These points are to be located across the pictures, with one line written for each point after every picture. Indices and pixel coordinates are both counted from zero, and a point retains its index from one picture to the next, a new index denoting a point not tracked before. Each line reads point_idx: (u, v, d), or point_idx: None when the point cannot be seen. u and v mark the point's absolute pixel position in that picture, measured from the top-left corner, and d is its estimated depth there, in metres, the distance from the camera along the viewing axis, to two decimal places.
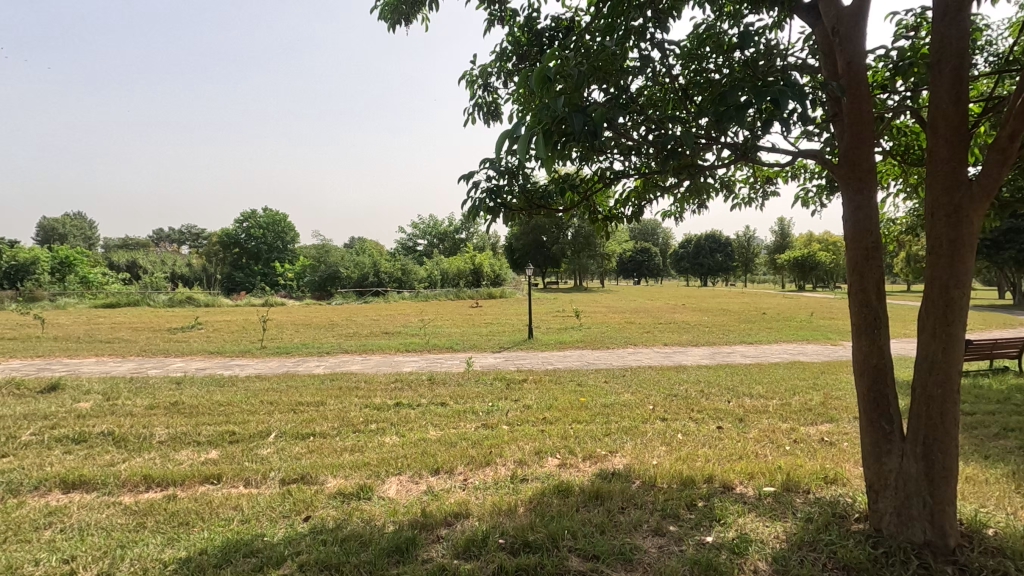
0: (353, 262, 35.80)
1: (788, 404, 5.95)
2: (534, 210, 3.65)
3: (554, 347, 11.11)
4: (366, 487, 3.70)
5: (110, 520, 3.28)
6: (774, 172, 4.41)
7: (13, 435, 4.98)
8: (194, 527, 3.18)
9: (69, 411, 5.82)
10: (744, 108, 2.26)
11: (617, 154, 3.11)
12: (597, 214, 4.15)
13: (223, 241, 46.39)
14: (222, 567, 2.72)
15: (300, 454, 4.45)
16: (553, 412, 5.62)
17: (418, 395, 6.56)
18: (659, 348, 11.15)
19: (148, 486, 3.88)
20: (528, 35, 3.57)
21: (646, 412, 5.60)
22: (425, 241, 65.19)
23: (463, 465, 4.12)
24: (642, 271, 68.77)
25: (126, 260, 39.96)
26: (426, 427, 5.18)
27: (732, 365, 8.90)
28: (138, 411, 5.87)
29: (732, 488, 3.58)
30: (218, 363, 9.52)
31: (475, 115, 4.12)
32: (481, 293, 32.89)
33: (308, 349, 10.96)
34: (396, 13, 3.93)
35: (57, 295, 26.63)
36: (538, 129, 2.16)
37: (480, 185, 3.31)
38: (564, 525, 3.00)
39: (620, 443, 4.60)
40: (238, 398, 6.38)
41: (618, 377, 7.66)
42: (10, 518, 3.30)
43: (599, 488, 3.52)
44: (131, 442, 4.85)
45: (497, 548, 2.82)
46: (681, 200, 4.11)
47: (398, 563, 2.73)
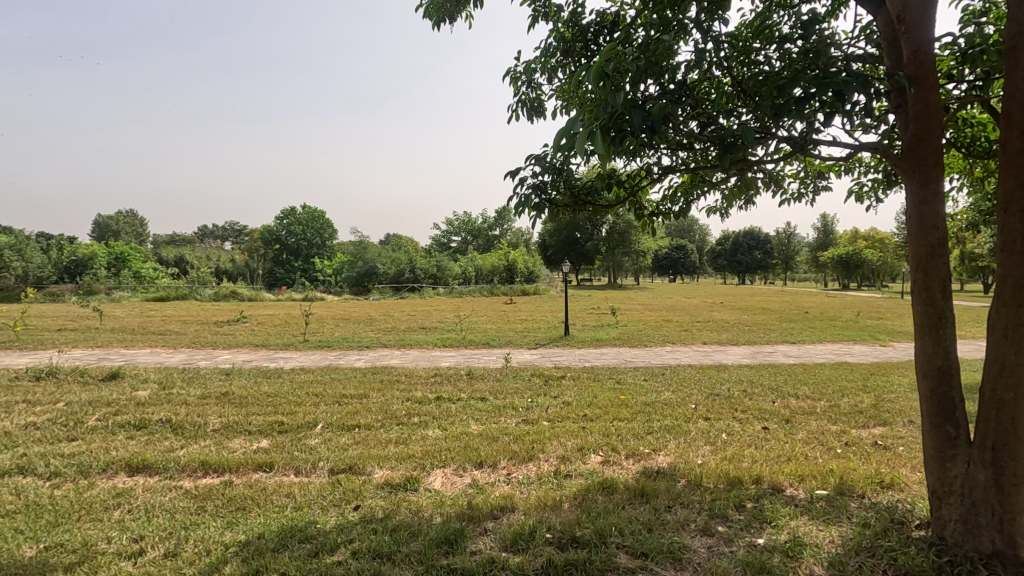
0: (389, 258, 36.48)
1: (837, 406, 5.77)
2: (579, 206, 3.66)
3: (591, 344, 11.07)
4: (412, 478, 3.77)
5: (173, 503, 3.44)
6: (827, 166, 4.26)
7: (80, 420, 5.27)
8: (251, 512, 3.31)
9: (129, 399, 6.12)
10: (804, 101, 2.21)
11: (667, 148, 3.08)
12: (643, 211, 4.11)
13: (265, 238, 47.93)
14: (280, 552, 2.82)
15: (347, 445, 4.55)
16: (593, 410, 5.59)
17: (458, 389, 6.63)
18: (697, 346, 10.97)
19: (206, 472, 4.06)
20: (573, 31, 3.54)
21: (688, 411, 5.52)
22: (459, 238, 65.84)
23: (506, 460, 4.16)
24: (677, 268, 67.69)
25: (175, 256, 41.58)
26: (468, 421, 5.24)
27: (775, 365, 8.68)
28: (192, 400, 6.13)
29: (782, 490, 3.50)
30: (264, 356, 9.84)
31: (519, 112, 4.17)
32: (515, 291, 32.97)
33: (349, 343, 11.18)
34: (440, 12, 4.00)
35: (113, 288, 28.04)
36: (596, 126, 2.17)
37: (526, 181, 3.33)
38: (610, 521, 2.99)
39: (663, 441, 4.54)
40: (285, 390, 6.59)
41: (657, 375, 7.56)
42: (83, 497, 3.51)
43: (644, 486, 3.50)
44: (187, 429, 5.07)
45: (545, 543, 2.84)
46: (729, 196, 4.03)
47: (447, 554, 2.78)
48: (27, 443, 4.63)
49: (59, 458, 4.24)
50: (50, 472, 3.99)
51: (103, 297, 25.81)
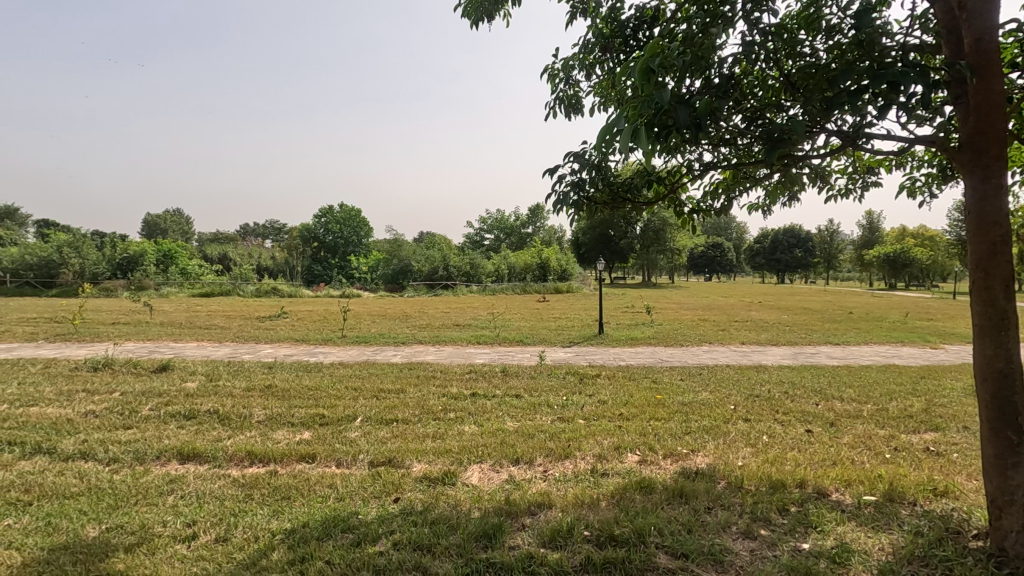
0: (424, 256, 36.92)
1: (884, 410, 5.57)
2: (618, 203, 3.62)
3: (626, 343, 10.99)
4: (450, 473, 3.82)
5: (223, 490, 3.58)
6: (877, 160, 4.09)
7: (135, 409, 5.54)
8: (296, 501, 3.41)
9: (178, 390, 6.39)
10: (858, 93, 2.14)
11: (710, 145, 3.03)
12: (683, 209, 4.06)
13: (304, 236, 49.23)
14: (324, 540, 2.90)
15: (385, 438, 4.65)
16: (629, 409, 5.55)
17: (493, 386, 6.68)
18: (736, 346, 10.76)
19: (252, 461, 4.21)
20: (611, 27, 3.52)
21: (728, 411, 5.41)
22: (491, 236, 66.19)
23: (543, 457, 4.17)
24: (713, 266, 66.32)
25: (220, 252, 43.12)
26: (504, 418, 5.26)
27: (817, 366, 8.43)
28: (238, 392, 6.36)
29: (827, 494, 3.40)
30: (304, 351, 10.14)
31: (556, 110, 4.19)
32: (548, 287, 32.94)
33: (385, 339, 11.38)
34: (479, 11, 4.04)
35: (161, 284, 29.24)
36: (640, 122, 2.14)
37: (565, 179, 3.33)
38: (650, 521, 2.97)
39: (701, 442, 4.47)
40: (325, 384, 6.77)
41: (694, 375, 7.43)
42: (140, 482, 3.69)
43: (682, 487, 3.45)
44: (233, 420, 5.26)
45: (583, 540, 2.84)
46: (772, 192, 3.93)
47: (486, 548, 2.81)
48: (88, 430, 4.88)
49: (116, 444, 4.47)
50: (109, 457, 4.21)
51: (153, 292, 26.95)
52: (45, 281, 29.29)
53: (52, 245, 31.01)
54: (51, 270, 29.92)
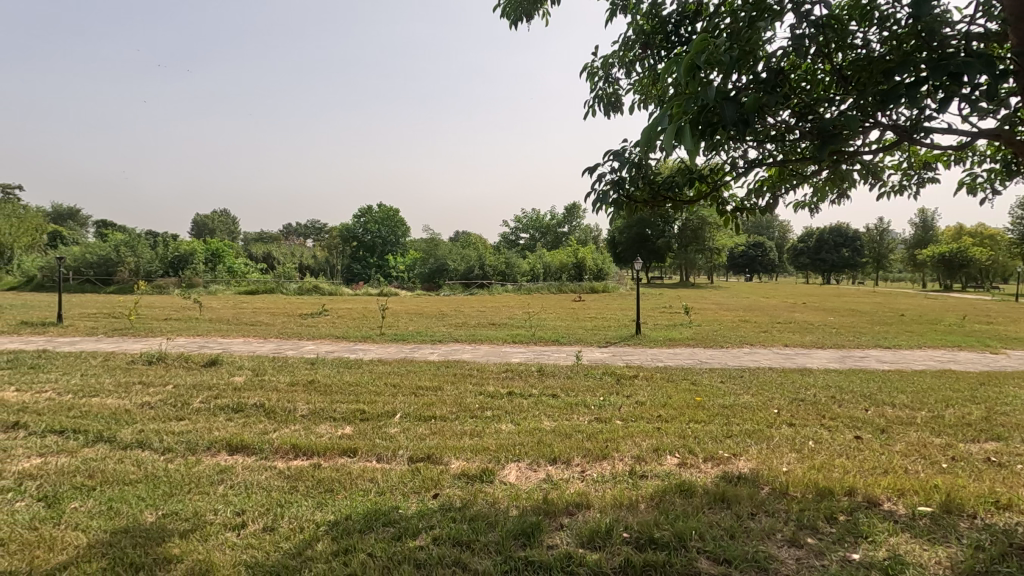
0: (460, 255, 37.23)
1: (939, 417, 5.31)
2: (658, 201, 3.59)
3: (663, 344, 10.82)
4: (488, 470, 3.85)
5: (270, 481, 3.71)
6: (934, 156, 3.91)
7: (187, 402, 5.79)
8: (339, 494, 3.50)
9: (227, 384, 6.64)
10: (916, 86, 2.06)
11: (755, 142, 2.96)
12: (726, 207, 3.98)
13: (343, 236, 50.40)
14: (366, 533, 2.97)
15: (424, 435, 4.72)
16: (668, 410, 5.46)
17: (529, 385, 6.69)
18: (779, 349, 10.45)
19: (297, 454, 4.34)
20: (652, 23, 3.48)
21: (771, 415, 5.26)
22: (527, 235, 66.28)
23: (580, 457, 4.15)
24: (754, 266, 64.55)
25: (264, 251, 44.58)
26: (540, 417, 5.27)
27: (866, 370, 8.10)
28: (283, 387, 6.57)
29: (878, 504, 3.27)
30: (345, 347, 10.38)
31: (596, 109, 4.19)
32: (584, 287, 32.68)
33: (422, 337, 11.55)
34: (518, 10, 4.05)
35: (210, 282, 30.44)
36: (685, 119, 2.11)
37: (605, 177, 3.32)
38: (690, 525, 2.92)
39: (744, 446, 4.37)
40: (365, 380, 6.92)
41: (735, 377, 7.26)
42: (192, 472, 3.86)
43: (724, 491, 3.38)
44: (278, 414, 5.43)
45: (622, 541, 2.82)
46: (820, 189, 3.81)
47: (524, 546, 2.82)
48: (144, 420, 5.13)
49: (170, 435, 4.68)
50: (163, 447, 4.41)
51: (201, 290, 28.11)
52: (103, 278, 30.95)
53: (110, 245, 32.72)
54: (109, 269, 31.59)
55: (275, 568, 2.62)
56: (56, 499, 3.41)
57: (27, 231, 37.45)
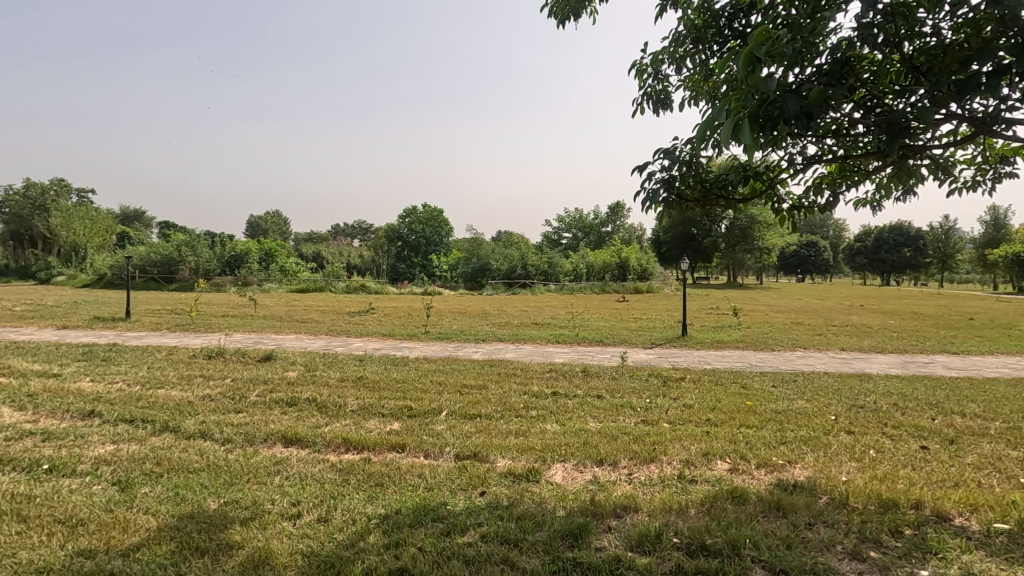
0: (503, 254, 37.38)
1: (1016, 429, 4.96)
2: (711, 200, 3.53)
3: (711, 346, 10.56)
4: (534, 470, 3.86)
5: (323, 473, 3.84)
6: (1013, 149, 3.65)
7: (244, 395, 6.05)
8: (389, 488, 3.58)
9: (281, 378, 6.91)
10: (997, 75, 1.94)
11: (814, 137, 2.86)
12: (781, 206, 3.86)
13: (389, 235, 51.45)
14: (416, 527, 3.03)
15: (470, 433, 4.77)
16: (717, 414, 5.32)
17: (574, 386, 6.65)
18: (835, 353, 10.02)
19: (348, 448, 4.47)
20: (704, 18, 3.41)
21: (828, 422, 5.05)
22: (569, 234, 65.97)
23: (627, 459, 4.10)
24: (807, 266, 62.09)
25: (313, 251, 46.06)
26: (586, 418, 5.24)
27: (932, 377, 7.64)
28: (333, 382, 6.78)
29: (948, 519, 3.08)
30: (391, 345, 10.61)
31: (644, 107, 4.14)
32: (627, 288, 32.24)
33: (466, 336, 11.67)
34: (565, 9, 4.04)
35: (263, 280, 31.74)
36: (743, 114, 2.06)
37: (654, 176, 3.29)
38: (743, 532, 2.84)
39: (799, 453, 4.21)
40: (412, 377, 7.06)
41: (788, 382, 6.99)
42: (251, 462, 4.03)
43: (779, 499, 3.26)
44: (329, 409, 5.60)
45: (672, 547, 2.77)
46: (884, 186, 3.63)
47: (572, 547, 2.81)
48: (206, 412, 5.40)
49: (230, 426, 4.90)
50: (223, 438, 4.63)
51: (256, 288, 29.31)
52: (165, 275, 32.73)
53: (172, 245, 34.57)
54: (172, 268, 33.39)
55: (329, 559, 2.70)
56: (129, 484, 3.63)
57: (100, 231, 40.09)
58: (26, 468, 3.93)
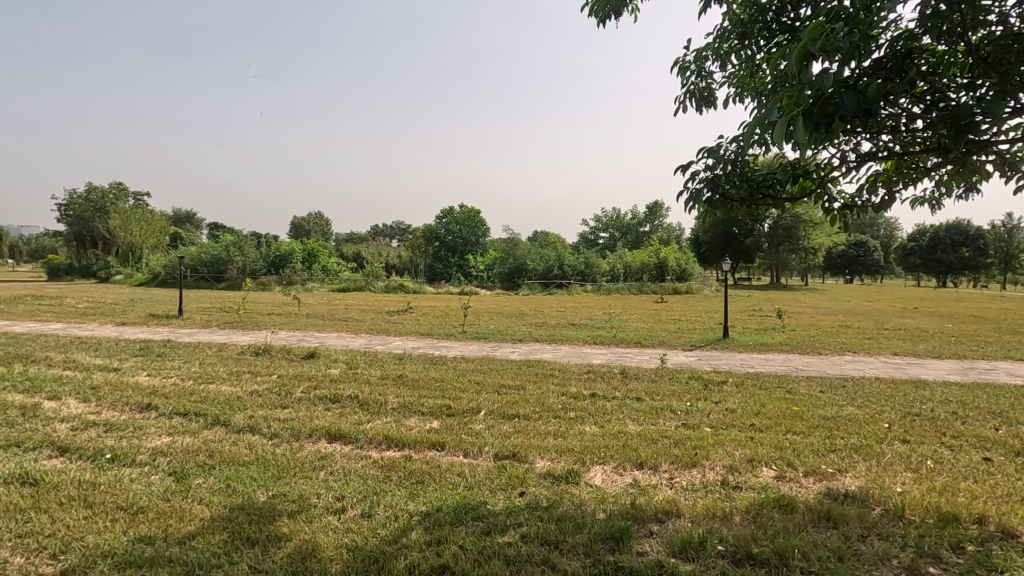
0: (539, 254, 37.36)
1: None
2: (757, 200, 3.43)
3: (754, 349, 10.27)
4: (574, 472, 3.84)
5: (366, 470, 3.92)
6: None
7: (290, 391, 6.24)
8: (429, 486, 3.63)
9: (324, 375, 7.10)
10: None
11: (869, 134, 2.74)
12: (832, 206, 3.71)
13: (426, 236, 52.12)
14: (457, 526, 3.06)
15: (508, 433, 4.79)
16: (762, 420, 5.17)
17: (612, 388, 6.59)
18: (887, 357, 9.60)
19: (389, 445, 4.55)
20: (750, 12, 3.32)
21: (880, 430, 4.84)
22: (606, 234, 65.37)
23: (668, 464, 4.03)
24: (856, 266, 59.64)
25: (353, 251, 47.13)
26: (625, 421, 5.18)
27: (995, 385, 7.22)
28: (374, 380, 6.92)
29: (1016, 536, 2.91)
30: (429, 344, 10.75)
31: (687, 105, 4.06)
32: (666, 288, 31.71)
33: (503, 336, 11.70)
34: (606, 7, 4.00)
35: (306, 280, 32.64)
36: (798, 112, 1.99)
37: (698, 175, 3.22)
38: (791, 542, 2.75)
39: (850, 462, 4.05)
40: (450, 376, 7.13)
41: (837, 387, 6.74)
42: (297, 457, 4.16)
43: (829, 509, 3.15)
44: (370, 406, 5.71)
45: (717, 555, 2.71)
46: (944, 184, 3.44)
47: (613, 551, 2.78)
48: (254, 407, 5.60)
49: (276, 421, 5.07)
50: (271, 433, 4.78)
51: (299, 287, 30.15)
52: (214, 275, 34.12)
53: (221, 245, 36.01)
54: (221, 268, 34.78)
55: (373, 554, 2.76)
56: (184, 475, 3.80)
57: (155, 232, 42.11)
58: (90, 457, 4.16)
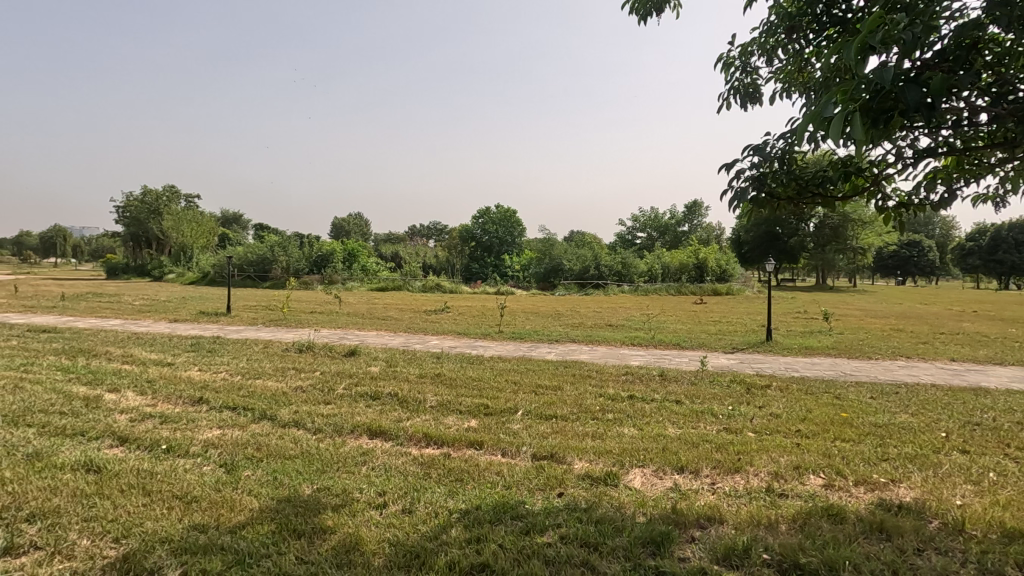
0: (576, 254, 37.19)
1: None
2: (806, 199, 3.33)
3: (799, 352, 9.95)
4: (613, 474, 3.81)
5: (406, 466, 3.99)
6: None
7: (332, 387, 6.41)
8: (468, 484, 3.67)
9: (365, 373, 7.25)
10: None
11: (928, 130, 2.62)
12: (885, 204, 3.56)
13: (463, 236, 52.60)
14: (496, 524, 3.08)
15: (546, 433, 4.78)
16: (808, 426, 5.00)
17: (651, 390, 6.50)
18: (944, 363, 9.11)
19: (428, 443, 4.61)
20: (799, 5, 3.22)
21: (937, 439, 4.61)
22: (643, 233, 64.48)
23: (710, 468, 3.95)
24: (908, 267, 56.92)
25: (392, 250, 47.96)
26: (664, 424, 5.10)
27: None
28: (413, 378, 7.03)
29: None
30: (466, 343, 10.84)
31: (730, 101, 3.98)
32: (705, 288, 31.06)
33: (539, 337, 11.69)
34: (647, 5, 3.95)
35: (346, 279, 33.39)
36: (856, 107, 1.92)
37: (743, 174, 3.14)
38: (842, 553, 2.66)
39: (904, 472, 3.87)
40: (487, 375, 7.18)
41: (889, 394, 6.45)
42: (339, 452, 4.27)
43: (882, 520, 3.02)
44: (410, 404, 5.81)
45: (762, 563, 2.64)
46: (1010, 179, 3.25)
47: (654, 555, 2.75)
48: (298, 402, 5.77)
49: (320, 417, 5.21)
50: (315, 428, 4.92)
51: (340, 287, 30.91)
52: (259, 274, 35.36)
53: (267, 245, 37.29)
54: (266, 267, 36.01)
55: (414, 549, 2.81)
56: (234, 466, 3.96)
57: (205, 233, 43.90)
58: (148, 447, 4.37)
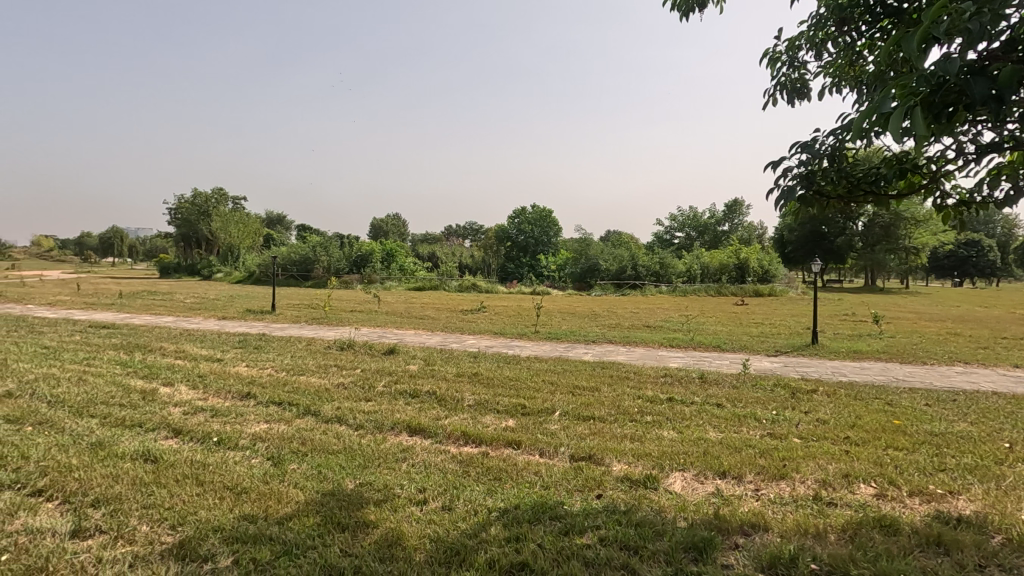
0: (612, 254, 36.81)
1: None
2: (857, 197, 3.20)
3: (847, 356, 9.58)
4: (653, 477, 3.76)
5: (444, 464, 4.03)
6: None
7: (373, 385, 6.55)
8: (507, 483, 3.69)
9: (404, 371, 7.38)
10: None
11: (992, 124, 2.48)
12: (945, 202, 3.39)
13: (499, 236, 52.81)
14: (535, 524, 3.08)
15: (584, 434, 4.76)
16: (858, 433, 4.81)
17: (691, 392, 6.38)
18: (1006, 370, 8.60)
19: (466, 441, 4.65)
20: None
21: (1000, 450, 4.35)
22: (682, 233, 63.30)
23: (754, 475, 3.85)
24: (966, 268, 53.94)
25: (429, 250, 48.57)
26: (705, 427, 4.99)
27: None
28: (451, 377, 7.11)
29: None
30: (502, 343, 10.88)
31: (777, 97, 3.87)
32: (746, 288, 30.27)
33: (576, 337, 11.62)
34: (690, 1, 3.87)
35: (385, 279, 34.03)
36: (916, 101, 1.84)
37: (791, 171, 3.04)
38: (896, 566, 2.55)
39: (964, 483, 3.69)
40: (524, 375, 7.19)
41: (945, 401, 6.14)
42: (380, 448, 4.35)
43: (939, 533, 2.89)
44: (448, 402, 5.88)
45: (810, 573, 2.56)
46: None
47: (696, 561, 2.70)
48: (340, 398, 5.92)
49: (361, 414, 5.33)
50: (357, 424, 5.04)
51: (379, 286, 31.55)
52: (302, 274, 36.41)
53: (309, 245, 38.40)
54: (308, 266, 37.06)
55: (454, 546, 2.84)
56: (281, 460, 4.09)
57: (251, 234, 45.49)
58: (200, 439, 4.56)
